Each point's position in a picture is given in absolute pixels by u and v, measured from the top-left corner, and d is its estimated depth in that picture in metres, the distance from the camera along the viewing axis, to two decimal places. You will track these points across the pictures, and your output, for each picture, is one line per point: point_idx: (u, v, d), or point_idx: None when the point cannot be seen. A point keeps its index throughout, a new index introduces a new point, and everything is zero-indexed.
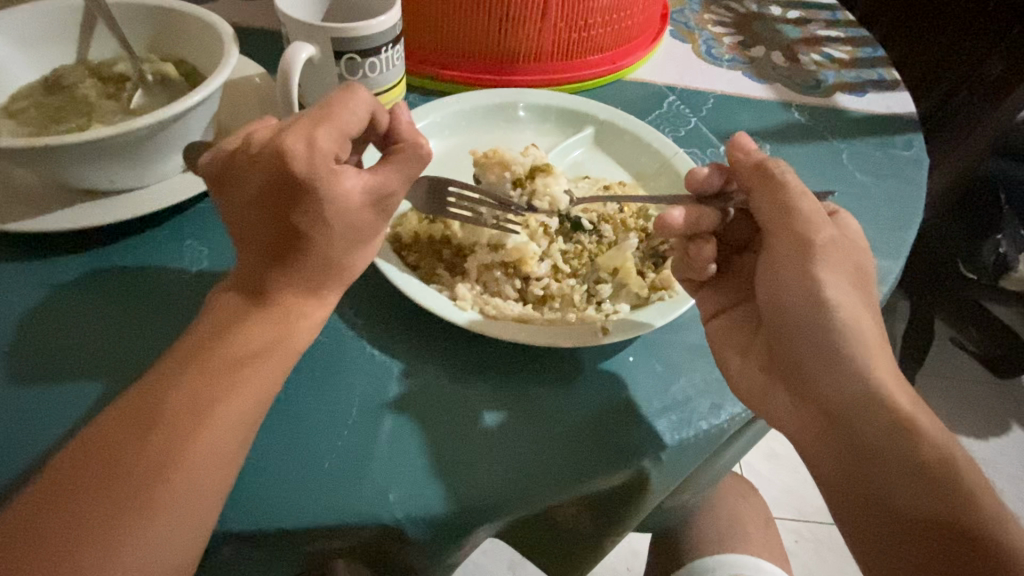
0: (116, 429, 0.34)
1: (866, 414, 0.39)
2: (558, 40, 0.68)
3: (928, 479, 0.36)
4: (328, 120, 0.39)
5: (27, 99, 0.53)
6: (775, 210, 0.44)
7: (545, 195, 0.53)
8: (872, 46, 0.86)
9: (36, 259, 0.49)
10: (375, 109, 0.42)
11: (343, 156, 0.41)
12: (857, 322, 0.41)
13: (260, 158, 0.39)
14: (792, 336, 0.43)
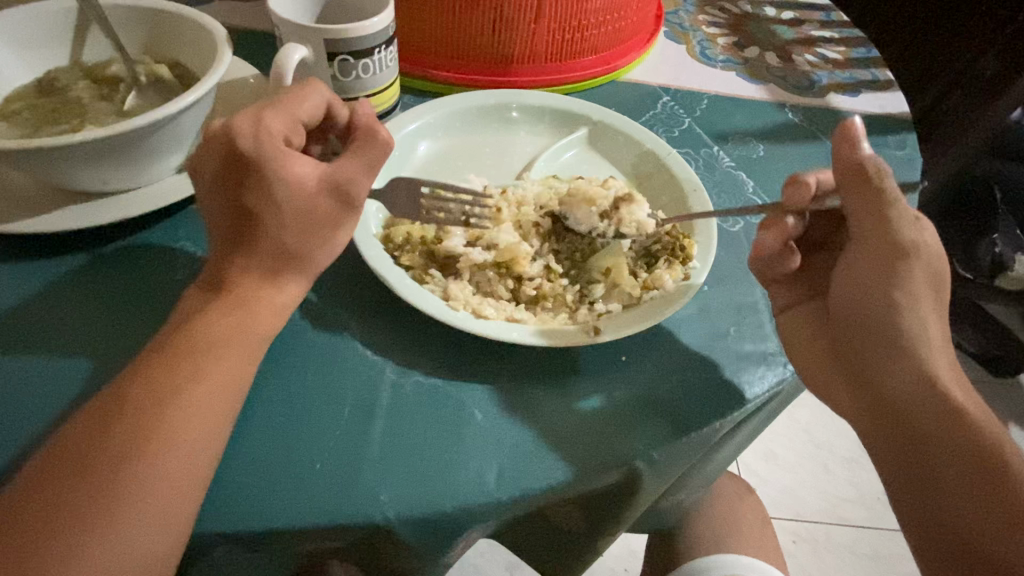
0: (103, 423, 0.34)
1: (935, 425, 0.41)
2: (552, 41, 0.68)
3: (984, 492, 0.39)
4: (279, 106, 0.42)
5: (20, 100, 0.53)
6: (870, 216, 0.44)
7: (632, 222, 0.52)
8: (866, 47, 0.87)
9: (29, 260, 0.49)
10: (329, 98, 0.45)
11: (297, 142, 0.43)
12: (926, 328, 0.43)
13: (242, 154, 0.40)
14: (865, 338, 0.45)
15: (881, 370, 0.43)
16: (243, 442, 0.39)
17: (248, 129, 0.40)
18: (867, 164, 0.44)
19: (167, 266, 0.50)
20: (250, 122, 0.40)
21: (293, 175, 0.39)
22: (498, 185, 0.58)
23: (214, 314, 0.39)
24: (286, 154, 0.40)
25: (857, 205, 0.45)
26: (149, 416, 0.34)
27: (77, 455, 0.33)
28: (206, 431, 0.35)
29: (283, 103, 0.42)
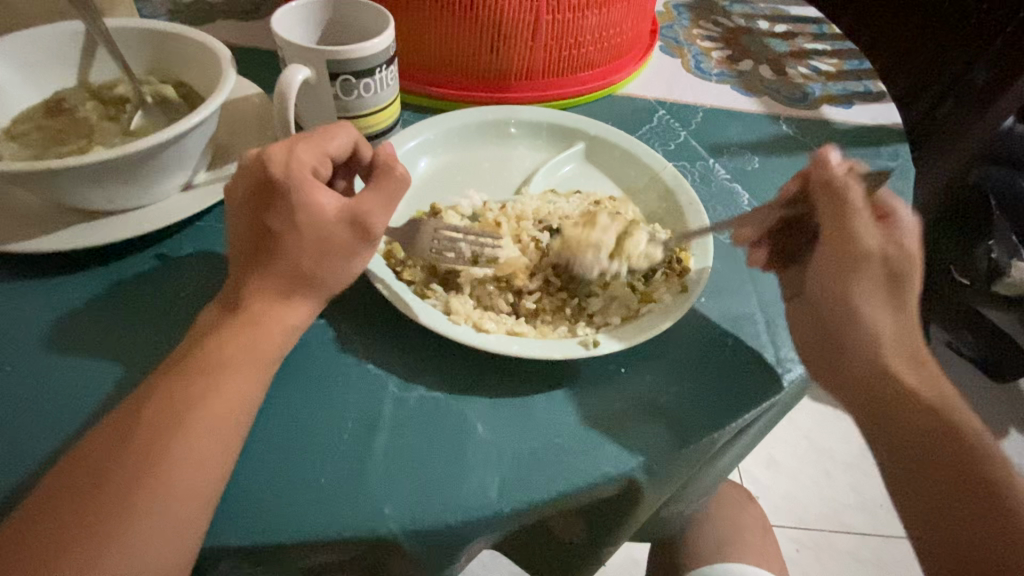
0: (114, 439, 0.35)
1: (901, 411, 0.48)
2: (549, 58, 0.69)
3: (955, 473, 0.46)
4: (311, 139, 0.44)
5: (28, 121, 0.54)
6: (836, 222, 0.50)
7: (640, 254, 0.52)
8: (858, 59, 0.88)
9: (35, 277, 0.50)
10: (358, 140, 0.47)
11: (324, 175, 0.44)
12: (877, 320, 0.49)
13: (272, 184, 0.41)
14: (840, 331, 0.49)
15: (851, 368, 0.49)
16: (249, 457, 0.40)
17: (280, 160, 0.42)
18: (836, 181, 0.50)
19: (172, 282, 0.50)
20: (282, 153, 0.42)
21: (298, 193, 0.40)
22: (497, 200, 0.59)
23: (221, 330, 0.39)
24: (313, 185, 0.41)
25: (826, 217, 0.51)
26: (158, 432, 0.35)
27: (90, 471, 0.34)
28: (214, 447, 0.36)
29: (314, 138, 0.44)
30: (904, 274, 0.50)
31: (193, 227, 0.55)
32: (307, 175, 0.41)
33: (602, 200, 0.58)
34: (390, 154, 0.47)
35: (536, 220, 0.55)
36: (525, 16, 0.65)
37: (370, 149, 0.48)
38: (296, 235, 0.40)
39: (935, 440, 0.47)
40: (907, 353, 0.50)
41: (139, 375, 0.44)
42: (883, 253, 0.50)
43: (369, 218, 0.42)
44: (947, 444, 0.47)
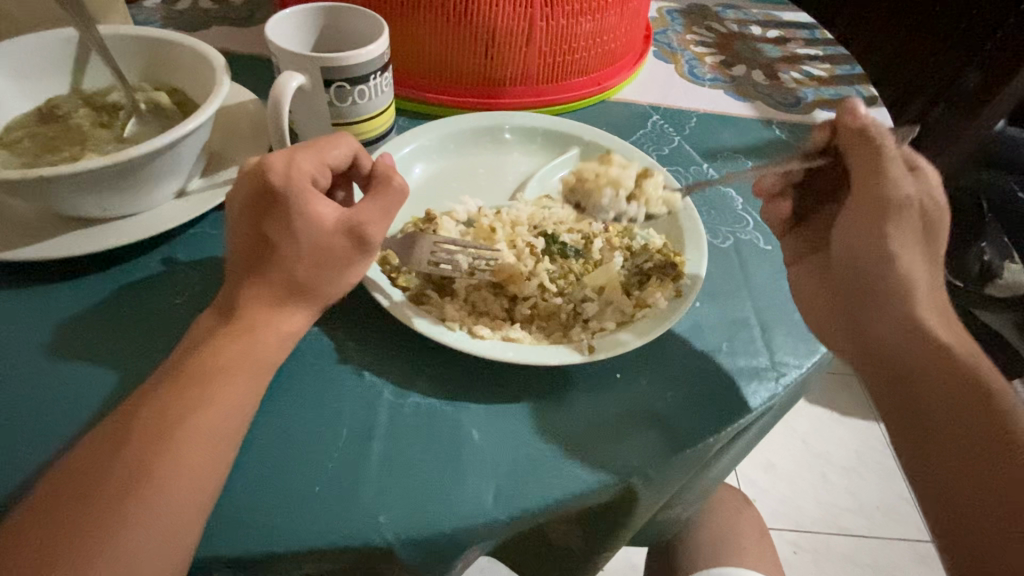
0: (106, 449, 0.34)
1: (922, 360, 0.46)
2: (543, 64, 0.69)
3: (987, 425, 0.42)
4: (311, 147, 0.44)
5: (21, 128, 0.54)
6: (868, 172, 0.49)
7: (656, 199, 0.56)
8: (850, 64, 0.89)
9: (27, 286, 0.49)
10: (358, 151, 0.47)
11: (322, 184, 0.44)
12: (912, 271, 0.48)
13: (271, 192, 0.41)
14: (861, 282, 0.50)
15: (876, 317, 0.49)
16: (242, 466, 0.39)
17: (279, 168, 0.41)
18: (871, 128, 0.49)
19: (164, 289, 0.50)
20: (282, 162, 0.42)
21: (294, 200, 0.40)
22: (492, 206, 0.59)
23: (214, 337, 0.39)
24: (311, 195, 0.41)
25: (858, 162, 0.49)
26: (150, 441, 0.35)
27: (80, 482, 0.33)
28: (206, 455, 0.35)
29: (314, 147, 0.44)
30: (939, 226, 0.50)
31: (187, 234, 0.55)
32: (308, 184, 0.42)
33: (596, 205, 0.58)
34: (389, 165, 0.47)
35: (531, 225, 0.56)
36: (519, 23, 0.65)
37: (369, 159, 0.48)
38: (291, 241, 0.40)
39: (963, 393, 0.44)
40: (938, 310, 0.49)
41: (131, 384, 0.43)
42: (921, 202, 0.49)
43: (364, 225, 0.42)
44: (977, 396, 0.44)
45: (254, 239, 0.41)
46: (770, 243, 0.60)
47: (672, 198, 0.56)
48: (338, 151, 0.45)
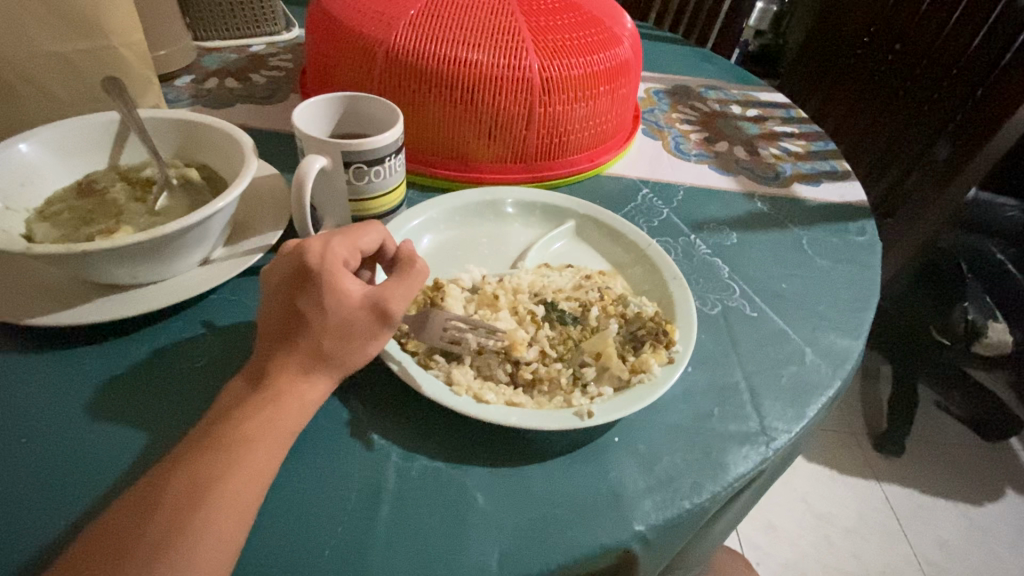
0: (134, 513, 0.36)
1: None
2: (542, 144, 0.76)
3: None
4: (344, 233, 0.48)
5: (60, 202, 0.58)
6: None
7: None
8: (823, 141, 0.97)
9: (55, 350, 0.52)
10: (385, 238, 0.52)
11: (353, 265, 0.48)
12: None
13: (305, 270, 0.45)
14: None
15: None
16: (256, 530, 0.41)
17: (316, 250, 0.46)
18: None
19: (187, 354, 0.53)
20: (319, 245, 0.46)
21: (324, 277, 0.44)
22: (495, 274, 0.63)
23: (242, 404, 0.42)
24: (341, 274, 0.45)
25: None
26: (175, 502, 0.36)
27: (109, 548, 0.35)
28: (230, 519, 0.37)
29: (346, 232, 0.48)
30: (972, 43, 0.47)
31: (209, 300, 0.58)
32: (339, 265, 0.46)
33: (592, 275, 0.62)
34: (413, 249, 0.51)
35: (532, 293, 0.59)
36: (520, 109, 0.72)
37: (393, 243, 0.53)
38: (320, 315, 0.44)
39: None
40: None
41: (153, 447, 0.45)
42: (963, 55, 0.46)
43: (386, 302, 0.45)
44: None
45: (287, 311, 0.45)
46: (756, 309, 0.64)
47: None
48: (368, 235, 0.49)
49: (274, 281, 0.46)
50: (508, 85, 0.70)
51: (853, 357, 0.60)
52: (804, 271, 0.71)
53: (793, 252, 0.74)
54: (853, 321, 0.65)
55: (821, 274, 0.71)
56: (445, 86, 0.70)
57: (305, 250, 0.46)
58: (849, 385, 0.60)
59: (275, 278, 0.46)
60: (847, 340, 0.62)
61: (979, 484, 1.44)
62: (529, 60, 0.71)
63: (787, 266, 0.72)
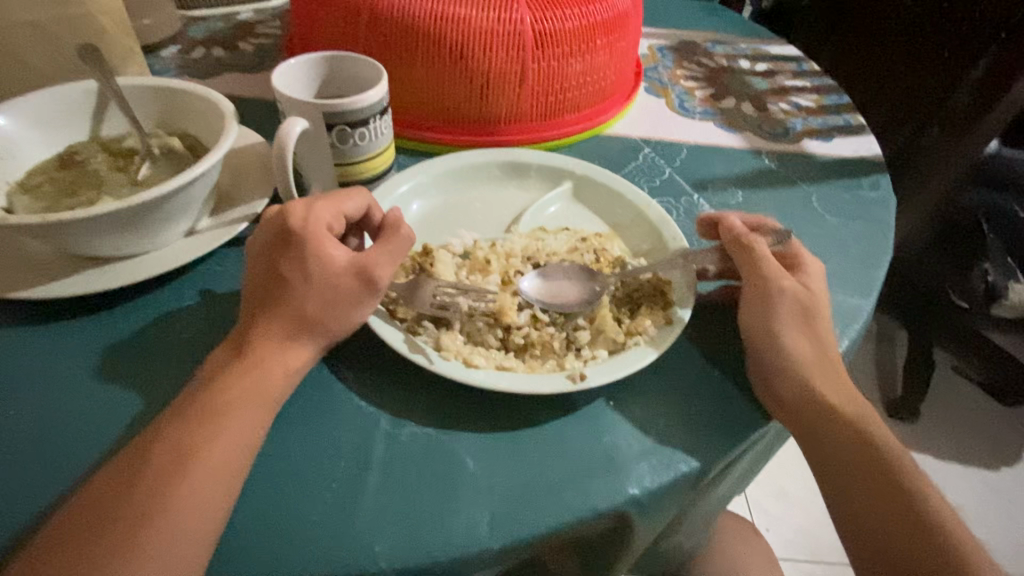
0: (115, 483, 0.36)
1: (835, 429, 0.47)
2: (537, 103, 0.73)
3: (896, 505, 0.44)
4: (328, 198, 0.47)
5: (41, 174, 0.57)
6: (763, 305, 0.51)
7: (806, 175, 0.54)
8: (837, 94, 0.92)
9: (43, 324, 0.51)
10: (371, 204, 0.51)
11: (338, 230, 0.47)
12: (829, 372, 0.49)
13: (287, 234, 0.44)
14: (835, 440, 0.46)
15: (787, 385, 0.48)
16: (246, 497, 0.40)
17: (299, 213, 0.45)
18: (745, 238, 0.55)
19: (175, 324, 0.52)
20: (302, 209, 0.45)
21: (306, 242, 0.44)
22: (488, 239, 0.61)
23: (223, 373, 0.41)
24: (324, 238, 0.44)
25: (739, 260, 0.54)
26: (155, 472, 0.36)
27: (90, 516, 0.34)
28: (213, 487, 0.36)
29: (331, 198, 0.47)
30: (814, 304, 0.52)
31: (196, 271, 0.57)
32: (322, 230, 0.45)
33: (589, 237, 0.60)
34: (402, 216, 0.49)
35: (525, 257, 0.57)
36: (512, 66, 0.69)
37: (380, 209, 0.52)
38: (302, 279, 0.43)
39: (863, 462, 0.46)
40: (828, 365, 0.49)
41: (141, 417, 0.45)
42: (796, 291, 0.52)
43: (371, 266, 0.44)
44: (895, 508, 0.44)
45: (269, 278, 0.44)
46: None
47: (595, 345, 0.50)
48: (354, 202, 0.48)
49: (259, 249, 0.45)
50: (499, 40, 0.67)
51: (863, 316, 0.58)
52: (813, 229, 0.68)
53: (802, 210, 0.71)
54: (863, 279, 0.62)
55: (831, 232, 0.68)
56: (433, 43, 0.67)
57: (291, 216, 0.45)
58: (857, 346, 0.58)
59: (261, 246, 0.45)
60: (857, 298, 0.59)
61: (995, 446, 1.41)
62: (521, 12, 0.67)
63: (796, 223, 0.69)
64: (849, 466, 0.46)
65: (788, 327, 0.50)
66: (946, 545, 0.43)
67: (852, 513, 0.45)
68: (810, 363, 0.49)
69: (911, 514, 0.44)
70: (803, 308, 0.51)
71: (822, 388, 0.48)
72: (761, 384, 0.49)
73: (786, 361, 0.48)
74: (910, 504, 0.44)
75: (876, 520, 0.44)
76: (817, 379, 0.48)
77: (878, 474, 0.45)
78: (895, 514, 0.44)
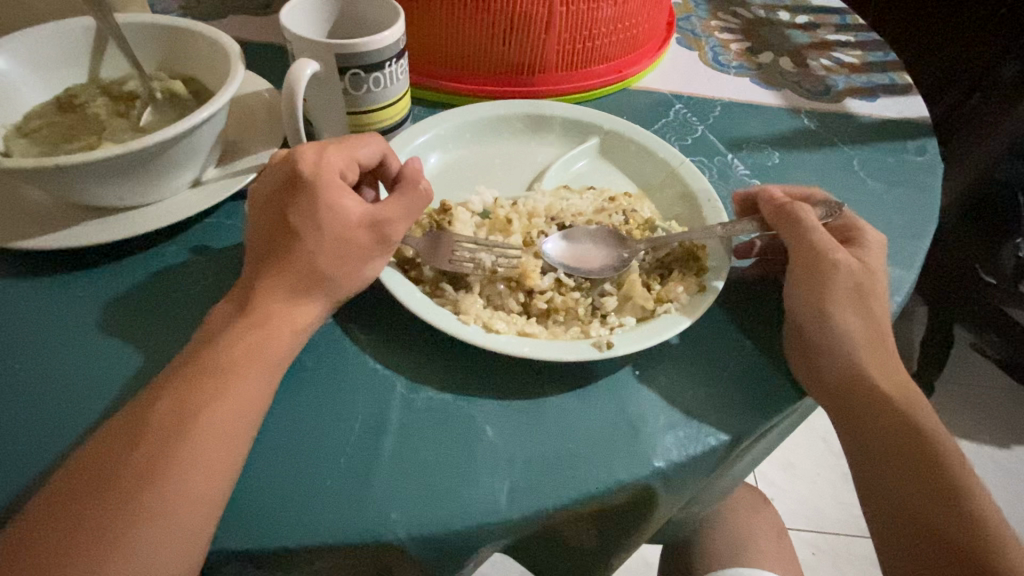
0: (119, 441, 0.34)
1: (875, 409, 0.43)
2: (563, 51, 0.68)
3: (935, 489, 0.41)
4: (340, 143, 0.44)
5: (39, 118, 0.54)
6: (820, 275, 0.47)
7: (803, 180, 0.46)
8: (883, 50, 0.85)
9: (44, 276, 0.49)
10: (386, 152, 0.47)
11: (350, 178, 0.44)
12: (875, 351, 0.45)
13: (296, 181, 0.42)
14: (875, 419, 0.43)
15: (829, 359, 0.45)
16: (256, 459, 0.39)
17: (310, 158, 0.42)
18: (788, 206, 0.50)
19: (180, 279, 0.50)
20: (312, 152, 0.43)
21: (317, 190, 0.41)
22: (509, 197, 0.57)
23: (230, 330, 0.39)
24: (337, 187, 0.42)
25: (788, 237, 0.49)
26: (161, 432, 0.34)
27: (93, 476, 0.33)
28: (221, 448, 0.35)
29: (343, 142, 0.44)
30: (872, 282, 0.47)
31: (203, 224, 0.54)
32: (335, 178, 0.42)
33: (617, 197, 0.56)
34: (417, 168, 0.47)
35: (548, 217, 0.54)
36: (539, 8, 0.63)
37: (396, 159, 0.49)
38: (313, 231, 0.41)
39: (904, 442, 0.42)
40: (879, 342, 0.46)
41: (145, 374, 0.43)
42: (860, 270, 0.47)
43: (386, 220, 0.42)
44: (934, 492, 0.41)
45: (279, 231, 0.41)
46: None
47: (622, 311, 0.48)
48: (368, 149, 0.45)
49: (269, 200, 0.42)
50: None
51: (905, 289, 0.54)
52: (854, 195, 0.64)
53: (842, 173, 0.66)
54: (907, 249, 0.58)
55: (872, 198, 0.64)
56: None
57: (303, 164, 0.42)
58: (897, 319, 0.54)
59: (271, 197, 0.42)
60: (899, 269, 0.56)
61: None
62: None
63: (835, 188, 0.65)
64: (887, 446, 0.43)
65: (841, 307, 0.46)
66: (992, 549, 0.39)
67: (885, 496, 0.42)
68: (859, 344, 0.45)
69: (953, 516, 0.40)
70: (860, 291, 0.46)
71: (871, 373, 0.44)
72: (799, 359, 0.46)
73: (834, 340, 0.45)
74: (958, 504, 0.40)
75: (910, 509, 0.41)
76: (864, 363, 0.45)
77: (923, 469, 0.42)
78: (932, 497, 0.41)
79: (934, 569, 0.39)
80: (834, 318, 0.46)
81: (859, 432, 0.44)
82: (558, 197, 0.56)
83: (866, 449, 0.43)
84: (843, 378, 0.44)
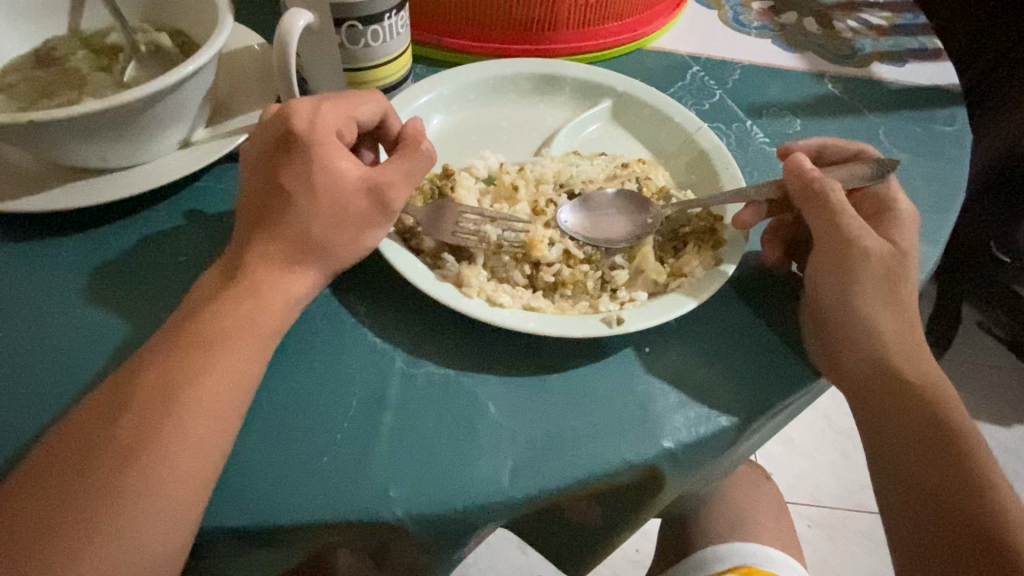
0: (104, 415, 0.32)
1: (894, 389, 0.42)
2: (574, 7, 0.63)
3: (950, 464, 0.39)
4: (337, 100, 0.41)
5: (17, 72, 0.51)
6: (845, 251, 0.44)
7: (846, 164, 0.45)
8: (914, 12, 0.80)
9: (26, 240, 0.47)
10: (387, 110, 0.45)
11: (348, 138, 0.42)
12: (896, 331, 0.43)
13: (287, 141, 0.39)
14: (894, 398, 0.42)
15: (848, 337, 0.43)
16: (249, 434, 0.37)
17: (304, 115, 0.40)
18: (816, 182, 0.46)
19: (169, 245, 0.47)
20: (307, 109, 0.40)
21: (311, 152, 0.38)
22: (515, 162, 0.55)
23: (220, 300, 0.37)
24: (332, 148, 0.39)
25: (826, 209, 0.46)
26: (147, 406, 0.33)
27: (77, 450, 0.32)
28: (211, 423, 0.33)
29: (341, 99, 0.42)
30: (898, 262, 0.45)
31: (192, 188, 0.52)
32: (329, 138, 0.39)
33: (630, 164, 0.53)
34: (418, 129, 0.44)
35: (557, 184, 0.51)
36: None
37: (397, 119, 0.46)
38: (307, 195, 0.38)
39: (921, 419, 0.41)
40: (901, 322, 0.43)
41: (132, 344, 0.41)
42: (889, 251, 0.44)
43: (384, 184, 0.39)
44: (951, 467, 0.39)
45: (271, 196, 0.39)
46: None
47: (633, 285, 0.46)
48: (366, 108, 0.42)
49: (260, 163, 0.40)
50: None
51: (930, 265, 0.52)
52: None
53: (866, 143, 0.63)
54: (932, 224, 0.55)
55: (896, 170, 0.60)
56: None
57: (296, 123, 0.39)
58: None
59: (262, 160, 0.40)
60: (922, 244, 0.53)
61: None
62: None
63: None
64: (905, 424, 0.41)
65: (866, 286, 0.43)
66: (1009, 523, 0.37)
67: (899, 471, 0.41)
68: (878, 323, 0.43)
69: (972, 497, 0.38)
70: (888, 270, 0.44)
71: (892, 354, 0.42)
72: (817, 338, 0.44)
73: (856, 320, 0.43)
74: (972, 479, 0.39)
75: (924, 483, 0.39)
76: (884, 343, 0.43)
77: (943, 450, 0.40)
78: (947, 473, 0.39)
79: (947, 541, 0.38)
80: (855, 296, 0.43)
81: (876, 411, 0.42)
82: (568, 162, 0.53)
83: (882, 428, 0.42)
84: (862, 356, 0.42)
